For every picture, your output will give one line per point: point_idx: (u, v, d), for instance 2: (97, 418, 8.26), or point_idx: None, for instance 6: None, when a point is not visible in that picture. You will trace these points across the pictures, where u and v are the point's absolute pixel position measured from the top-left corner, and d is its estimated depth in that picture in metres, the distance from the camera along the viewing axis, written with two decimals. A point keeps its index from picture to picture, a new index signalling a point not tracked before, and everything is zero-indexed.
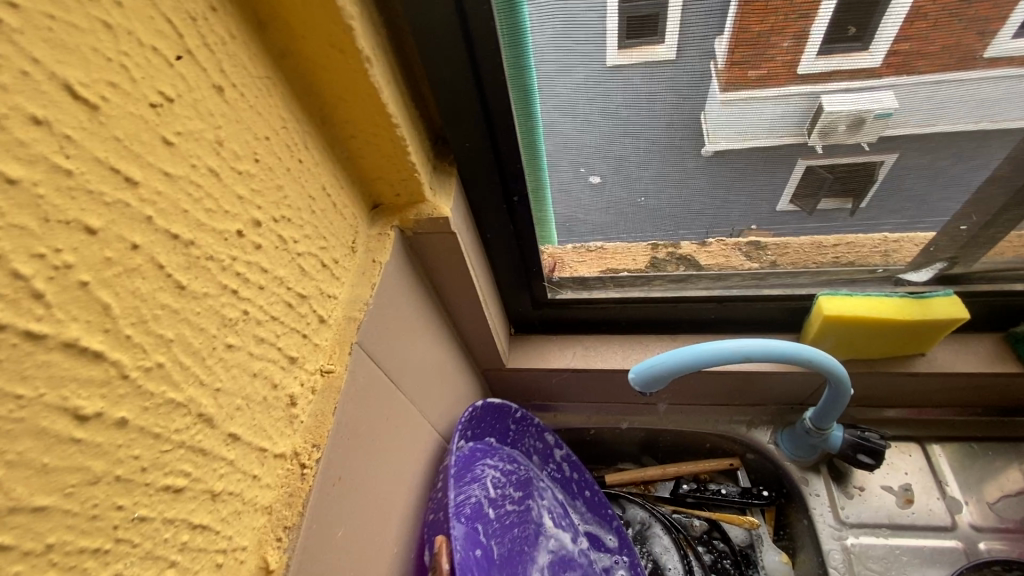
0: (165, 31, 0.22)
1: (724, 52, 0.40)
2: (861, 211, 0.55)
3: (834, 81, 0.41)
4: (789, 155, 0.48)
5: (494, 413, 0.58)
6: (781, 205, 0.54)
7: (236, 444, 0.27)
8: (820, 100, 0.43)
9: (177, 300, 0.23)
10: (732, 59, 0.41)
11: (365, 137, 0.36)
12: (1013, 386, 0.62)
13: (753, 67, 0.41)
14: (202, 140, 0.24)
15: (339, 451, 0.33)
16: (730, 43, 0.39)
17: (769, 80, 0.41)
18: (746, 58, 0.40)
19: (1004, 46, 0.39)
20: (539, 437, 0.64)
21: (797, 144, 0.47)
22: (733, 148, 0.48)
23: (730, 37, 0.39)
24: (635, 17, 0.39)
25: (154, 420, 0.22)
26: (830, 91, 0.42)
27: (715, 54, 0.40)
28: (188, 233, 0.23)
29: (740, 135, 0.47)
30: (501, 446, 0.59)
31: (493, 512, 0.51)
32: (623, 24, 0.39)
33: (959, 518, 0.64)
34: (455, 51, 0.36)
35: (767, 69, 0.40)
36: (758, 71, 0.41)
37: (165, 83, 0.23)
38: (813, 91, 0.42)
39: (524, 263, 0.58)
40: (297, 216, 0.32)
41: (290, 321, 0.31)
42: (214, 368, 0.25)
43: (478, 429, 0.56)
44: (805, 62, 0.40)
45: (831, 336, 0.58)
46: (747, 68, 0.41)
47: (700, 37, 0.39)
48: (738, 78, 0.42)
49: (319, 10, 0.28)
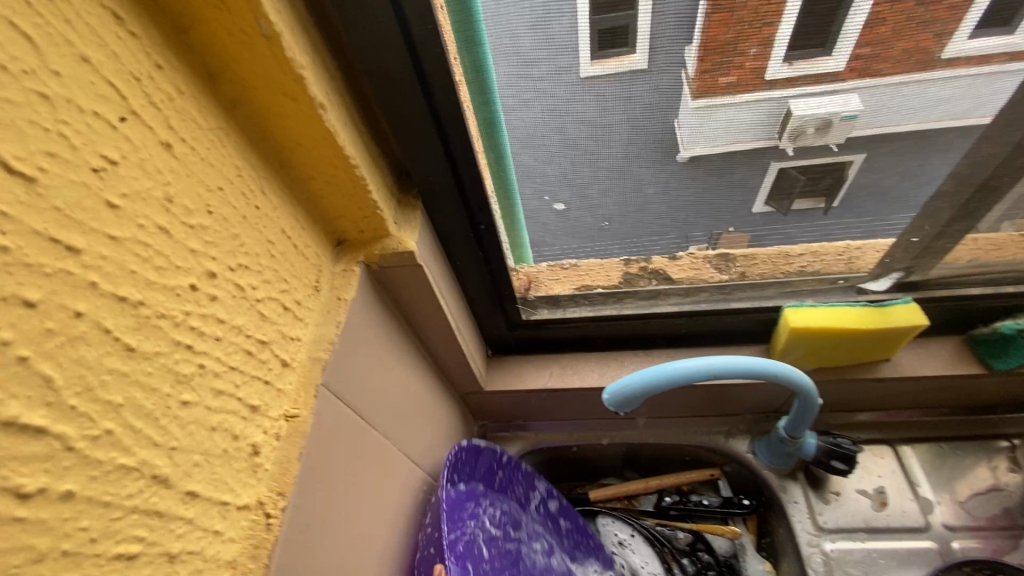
0: (107, 95, 0.23)
1: (693, 60, 0.40)
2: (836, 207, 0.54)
3: (797, 85, 0.41)
4: (760, 158, 0.48)
5: (478, 455, 0.58)
6: (757, 208, 0.55)
7: (196, 502, 0.26)
8: (788, 105, 0.43)
9: (125, 363, 0.23)
10: (702, 67, 0.40)
11: (325, 178, 0.36)
12: (975, 386, 0.64)
13: (722, 75, 0.41)
14: (150, 199, 0.24)
15: (304, 497, 0.33)
16: (699, 50, 0.39)
17: (740, 86, 0.41)
18: (715, 65, 0.40)
19: (960, 46, 0.39)
20: (531, 492, 0.63)
21: (768, 146, 0.47)
22: (705, 153, 0.47)
23: (699, 45, 0.39)
24: (607, 29, 0.38)
25: (103, 488, 0.22)
26: (795, 95, 0.42)
27: (686, 63, 0.40)
28: (136, 294, 0.23)
29: (712, 140, 0.46)
30: (492, 494, 0.59)
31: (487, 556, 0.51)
32: (595, 36, 0.38)
33: (932, 518, 0.65)
34: (411, 90, 0.37)
35: (735, 75, 0.40)
36: (727, 78, 0.41)
37: (108, 147, 0.23)
38: (781, 96, 0.42)
39: (496, 286, 0.59)
40: (255, 262, 0.31)
41: (250, 369, 0.31)
42: (169, 427, 0.25)
43: (468, 474, 0.57)
44: (771, 69, 0.40)
45: (799, 347, 0.60)
46: (717, 76, 0.41)
47: (670, 44, 0.39)
48: (710, 86, 0.42)
49: (268, 60, 0.28)
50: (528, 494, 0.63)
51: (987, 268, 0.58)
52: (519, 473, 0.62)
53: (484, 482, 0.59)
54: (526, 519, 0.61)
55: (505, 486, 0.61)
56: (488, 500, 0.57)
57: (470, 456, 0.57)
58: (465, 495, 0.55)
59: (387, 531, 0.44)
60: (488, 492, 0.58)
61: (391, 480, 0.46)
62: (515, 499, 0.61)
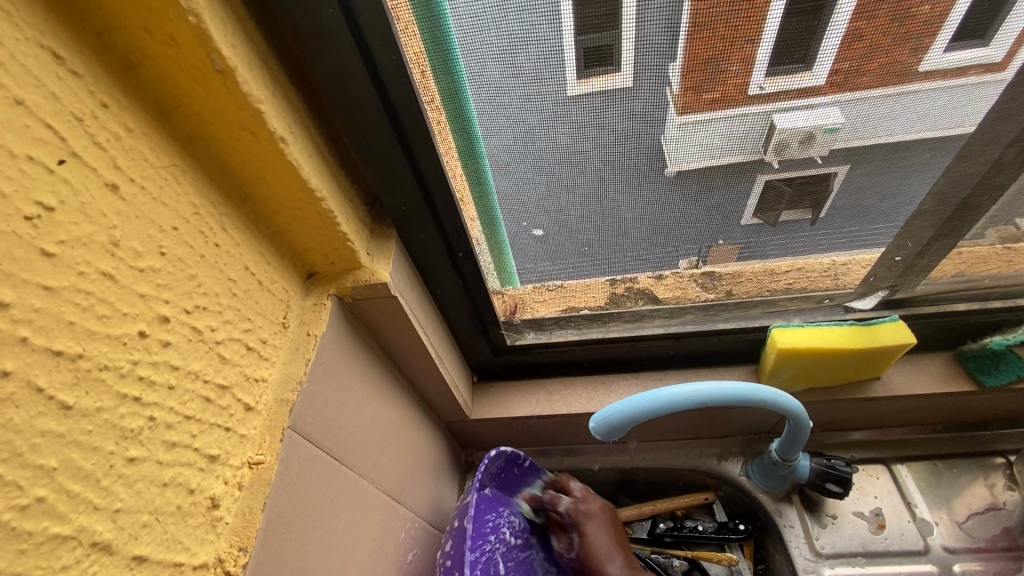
0: (43, 138, 0.21)
1: (678, 78, 0.38)
2: (823, 221, 0.52)
3: (778, 101, 0.39)
4: (748, 171, 0.46)
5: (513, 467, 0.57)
6: (745, 219, 0.51)
7: (145, 566, 0.24)
8: (772, 118, 0.41)
9: (61, 423, 0.21)
10: (688, 84, 0.38)
11: (291, 212, 0.35)
12: (967, 403, 0.63)
13: (708, 89, 0.38)
14: (93, 245, 0.23)
15: (268, 551, 0.31)
16: (683, 70, 0.37)
17: (724, 102, 0.39)
18: (699, 82, 0.38)
19: (936, 58, 0.37)
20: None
21: (755, 160, 0.45)
22: (695, 167, 0.45)
23: (683, 64, 0.37)
24: (592, 49, 0.36)
25: (35, 561, 0.20)
26: (778, 109, 0.40)
27: (670, 81, 0.38)
28: (74, 346, 0.22)
29: (696, 156, 0.44)
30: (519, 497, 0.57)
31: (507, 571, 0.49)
32: (580, 56, 0.36)
33: (931, 540, 0.62)
34: (379, 119, 0.36)
35: (720, 90, 0.38)
36: (713, 94, 0.39)
37: (44, 192, 0.21)
38: (764, 110, 0.40)
39: (478, 311, 0.57)
40: (215, 302, 0.30)
41: (209, 417, 0.29)
42: (113, 487, 0.23)
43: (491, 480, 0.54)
44: (756, 83, 0.38)
45: (788, 367, 0.59)
46: (704, 91, 0.39)
47: (654, 64, 0.37)
48: (694, 103, 0.40)
49: (222, 94, 0.27)
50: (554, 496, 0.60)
51: (972, 283, 0.57)
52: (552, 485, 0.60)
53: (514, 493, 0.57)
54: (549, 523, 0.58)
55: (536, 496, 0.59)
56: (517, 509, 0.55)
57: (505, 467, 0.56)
58: (490, 501, 0.53)
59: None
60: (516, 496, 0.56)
61: (369, 521, 0.44)
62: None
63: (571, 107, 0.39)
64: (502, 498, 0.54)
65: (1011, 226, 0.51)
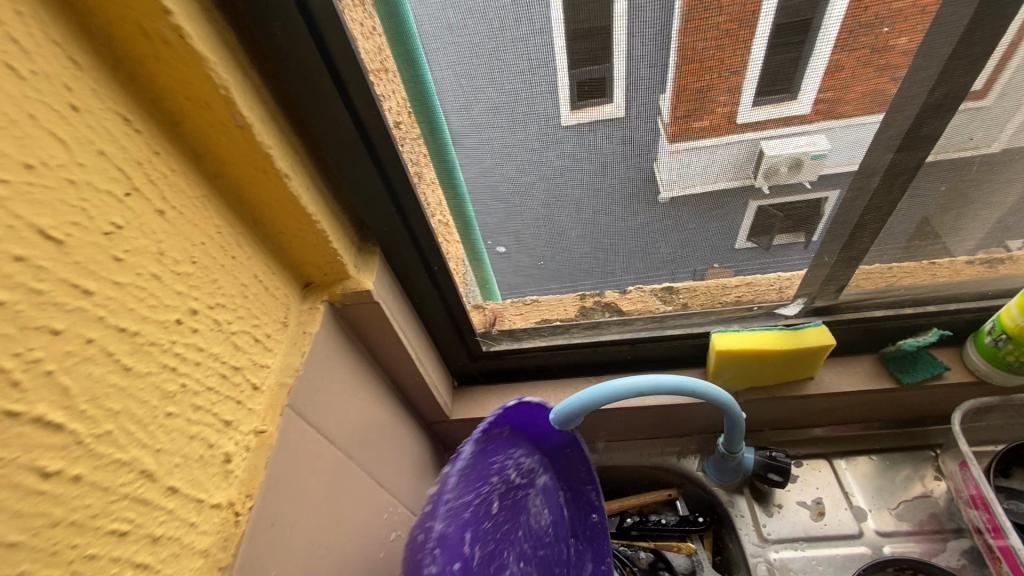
0: (117, 177, 0.30)
1: (669, 107, 0.46)
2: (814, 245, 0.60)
3: (768, 127, 0.47)
4: (739, 195, 0.54)
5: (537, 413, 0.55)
6: (740, 243, 0.60)
7: (176, 496, 0.32)
8: (761, 146, 0.49)
9: (123, 379, 0.29)
10: (677, 114, 0.46)
11: (293, 232, 0.43)
12: (897, 400, 0.70)
13: (697, 120, 0.47)
14: (147, 254, 0.32)
15: (269, 500, 0.38)
16: (672, 97, 0.45)
17: (711, 130, 0.47)
18: (689, 112, 0.46)
19: (916, 90, 0.44)
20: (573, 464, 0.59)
21: (747, 186, 0.53)
22: (687, 194, 0.54)
23: (672, 92, 0.45)
24: (585, 82, 0.44)
25: (103, 475, 0.28)
26: (766, 137, 0.48)
27: (661, 110, 0.46)
28: (133, 326, 0.30)
29: (695, 181, 0.52)
30: (527, 444, 0.55)
31: (497, 510, 0.49)
32: (574, 88, 0.45)
33: (865, 525, 0.69)
34: (364, 159, 0.45)
35: (709, 120, 0.47)
36: (702, 123, 0.47)
37: (116, 215, 0.30)
38: (753, 138, 0.48)
39: (455, 320, 0.65)
40: (231, 301, 0.39)
41: (224, 390, 0.37)
42: (156, 432, 0.31)
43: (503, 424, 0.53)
44: (742, 113, 0.46)
45: (728, 368, 0.67)
46: (692, 121, 0.47)
47: (644, 94, 0.45)
48: (685, 130, 0.48)
49: (242, 144, 0.36)
50: (566, 451, 0.58)
51: (887, 292, 0.65)
52: (569, 444, 0.58)
53: (525, 437, 0.56)
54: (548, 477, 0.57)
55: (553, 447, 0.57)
56: (524, 453, 0.54)
57: (525, 411, 0.54)
58: (493, 446, 0.50)
59: (353, 542, 0.49)
60: (524, 443, 0.55)
61: (355, 496, 0.51)
62: (554, 459, 0.58)
63: (523, 147, 0.50)
64: (506, 444, 0.52)
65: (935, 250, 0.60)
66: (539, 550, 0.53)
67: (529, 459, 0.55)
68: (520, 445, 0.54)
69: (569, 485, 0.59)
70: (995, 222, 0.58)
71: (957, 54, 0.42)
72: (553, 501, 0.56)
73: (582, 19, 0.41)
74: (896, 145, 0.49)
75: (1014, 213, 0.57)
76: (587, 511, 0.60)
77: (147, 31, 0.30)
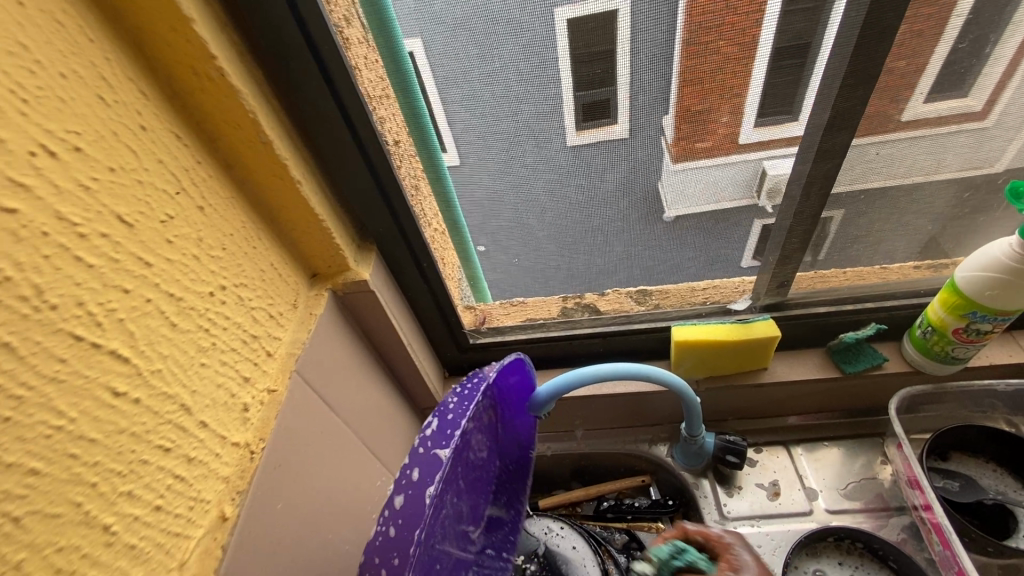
0: (171, 179, 0.39)
1: (671, 128, 0.55)
2: (820, 259, 0.70)
3: (776, 147, 0.57)
4: (745, 212, 0.64)
5: (519, 370, 0.59)
6: (745, 262, 0.72)
7: (206, 429, 0.41)
8: (764, 166, 0.58)
9: (170, 332, 0.38)
10: (681, 134, 0.55)
11: (301, 229, 0.53)
12: (843, 388, 0.77)
13: (700, 140, 0.56)
14: (190, 239, 0.41)
15: (277, 445, 0.47)
16: (675, 120, 0.54)
17: (718, 149, 0.56)
18: (693, 134, 0.55)
19: (914, 110, 0.53)
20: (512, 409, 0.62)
21: (753, 204, 0.63)
22: (694, 208, 0.64)
23: (674, 116, 0.54)
24: (595, 104, 0.53)
25: (155, 402, 0.37)
26: (768, 157, 0.58)
27: (664, 130, 0.55)
28: (179, 292, 0.39)
29: (702, 197, 0.62)
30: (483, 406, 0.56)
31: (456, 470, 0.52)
32: (585, 109, 0.54)
33: (816, 505, 0.75)
34: (362, 169, 0.54)
35: (713, 139, 0.55)
36: (707, 142, 0.56)
37: (169, 208, 0.39)
38: (757, 158, 0.58)
39: (444, 313, 0.74)
40: (250, 281, 0.48)
41: (245, 352, 0.46)
42: (192, 376, 0.40)
43: (467, 394, 0.52)
44: (745, 133, 0.55)
45: (688, 358, 0.74)
46: (695, 141, 0.56)
47: (649, 114, 0.54)
48: (688, 148, 0.57)
49: (264, 157, 0.46)
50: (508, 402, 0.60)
51: (830, 290, 0.73)
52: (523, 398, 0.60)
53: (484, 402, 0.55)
54: (490, 428, 0.59)
55: (514, 393, 0.60)
56: (478, 417, 0.55)
57: (512, 369, 0.58)
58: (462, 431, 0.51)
59: (349, 497, 0.57)
60: (481, 409, 0.55)
61: (353, 458, 0.59)
62: (500, 409, 0.60)
63: (497, 159, 0.60)
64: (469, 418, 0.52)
65: (854, 254, 0.70)
66: (472, 491, 0.58)
67: (483, 408, 0.56)
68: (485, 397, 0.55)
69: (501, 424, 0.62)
70: (915, 225, 0.67)
71: (846, 90, 0.50)
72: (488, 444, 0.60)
73: (587, 45, 0.48)
74: (809, 158, 0.57)
75: (934, 220, 0.66)
76: (514, 443, 0.65)
77: (197, 71, 0.40)
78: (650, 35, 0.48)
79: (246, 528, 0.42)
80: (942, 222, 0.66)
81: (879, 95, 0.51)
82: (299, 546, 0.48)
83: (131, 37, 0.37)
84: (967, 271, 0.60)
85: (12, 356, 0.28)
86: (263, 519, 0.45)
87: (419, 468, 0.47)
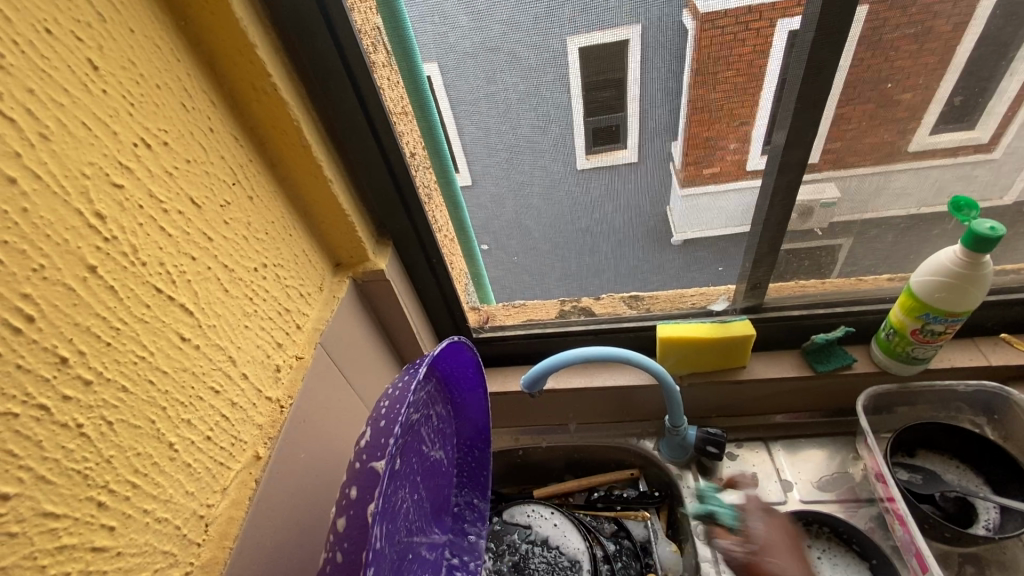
0: (230, 172, 0.48)
1: (678, 157, 0.65)
2: (832, 276, 0.79)
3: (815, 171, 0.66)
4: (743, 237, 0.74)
5: (455, 355, 0.60)
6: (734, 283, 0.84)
7: (247, 381, 0.49)
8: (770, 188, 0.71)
9: (223, 296, 0.47)
10: (688, 161, 0.65)
11: (328, 221, 0.61)
12: (817, 387, 0.83)
13: (708, 166, 0.65)
14: (241, 222, 0.49)
15: (303, 403, 0.55)
16: (681, 148, 0.64)
17: (726, 172, 0.66)
18: (702, 158, 0.64)
19: (921, 140, 0.63)
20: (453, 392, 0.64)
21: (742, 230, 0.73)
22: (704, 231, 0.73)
23: (680, 148, 0.64)
24: (605, 130, 0.63)
25: (209, 350, 0.45)
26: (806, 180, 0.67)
27: (672, 158, 0.65)
28: (231, 264, 0.48)
29: (715, 223, 0.72)
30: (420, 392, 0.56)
31: (400, 465, 0.53)
32: (598, 136, 0.63)
33: (791, 495, 0.81)
34: (382, 172, 0.62)
35: (722, 165, 0.65)
36: (713, 167, 0.65)
37: (228, 195, 0.48)
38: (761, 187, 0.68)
39: (449, 307, 0.81)
40: (287, 263, 0.56)
41: (281, 323, 0.54)
42: (238, 335, 0.48)
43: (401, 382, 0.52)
44: (753, 160, 0.65)
45: (672, 355, 0.81)
46: (702, 167, 0.65)
47: (660, 140, 0.63)
48: (695, 174, 0.66)
49: (303, 158, 0.55)
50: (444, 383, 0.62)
51: (804, 296, 0.80)
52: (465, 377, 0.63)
53: (421, 390, 0.56)
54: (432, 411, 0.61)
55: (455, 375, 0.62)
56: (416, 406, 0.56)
57: (447, 352, 0.58)
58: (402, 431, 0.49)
59: None
60: (418, 396, 0.56)
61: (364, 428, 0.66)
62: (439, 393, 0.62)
63: (499, 167, 0.68)
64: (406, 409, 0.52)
65: (822, 263, 0.77)
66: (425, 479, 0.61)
67: (421, 395, 0.57)
68: (421, 383, 0.55)
69: (442, 409, 0.64)
70: (879, 237, 0.74)
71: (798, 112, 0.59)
72: (433, 430, 0.62)
73: (596, 72, 0.58)
74: (772, 171, 0.65)
75: (894, 232, 0.74)
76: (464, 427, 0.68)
77: (255, 87, 0.49)
78: (660, 78, 0.58)
79: (276, 468, 0.50)
80: (905, 233, 0.74)
81: (823, 119, 0.60)
82: (316, 494, 0.55)
83: (207, 58, 0.46)
84: (921, 276, 0.67)
85: (115, 297, 0.36)
86: (289, 464, 0.52)
87: (357, 485, 0.45)
